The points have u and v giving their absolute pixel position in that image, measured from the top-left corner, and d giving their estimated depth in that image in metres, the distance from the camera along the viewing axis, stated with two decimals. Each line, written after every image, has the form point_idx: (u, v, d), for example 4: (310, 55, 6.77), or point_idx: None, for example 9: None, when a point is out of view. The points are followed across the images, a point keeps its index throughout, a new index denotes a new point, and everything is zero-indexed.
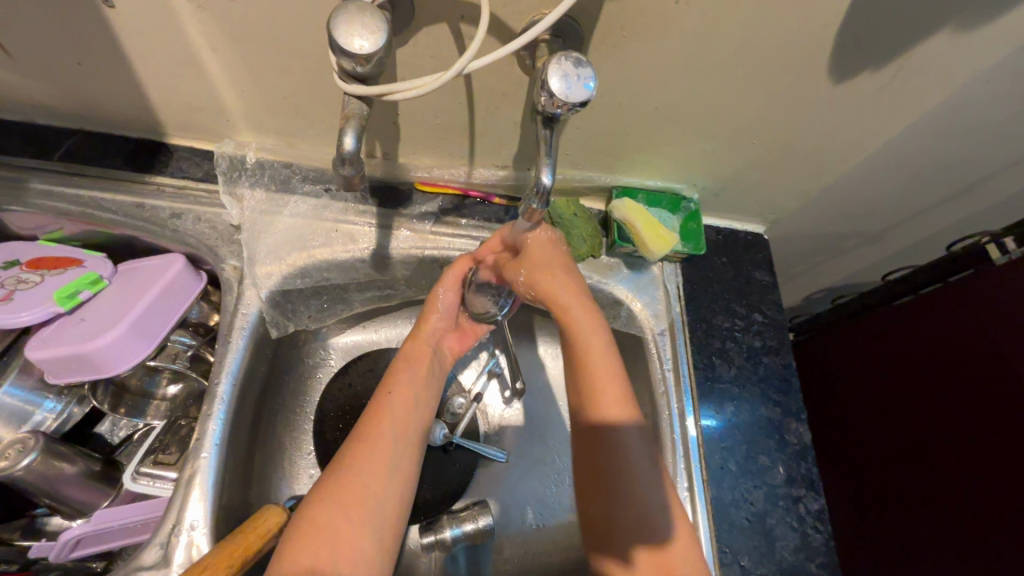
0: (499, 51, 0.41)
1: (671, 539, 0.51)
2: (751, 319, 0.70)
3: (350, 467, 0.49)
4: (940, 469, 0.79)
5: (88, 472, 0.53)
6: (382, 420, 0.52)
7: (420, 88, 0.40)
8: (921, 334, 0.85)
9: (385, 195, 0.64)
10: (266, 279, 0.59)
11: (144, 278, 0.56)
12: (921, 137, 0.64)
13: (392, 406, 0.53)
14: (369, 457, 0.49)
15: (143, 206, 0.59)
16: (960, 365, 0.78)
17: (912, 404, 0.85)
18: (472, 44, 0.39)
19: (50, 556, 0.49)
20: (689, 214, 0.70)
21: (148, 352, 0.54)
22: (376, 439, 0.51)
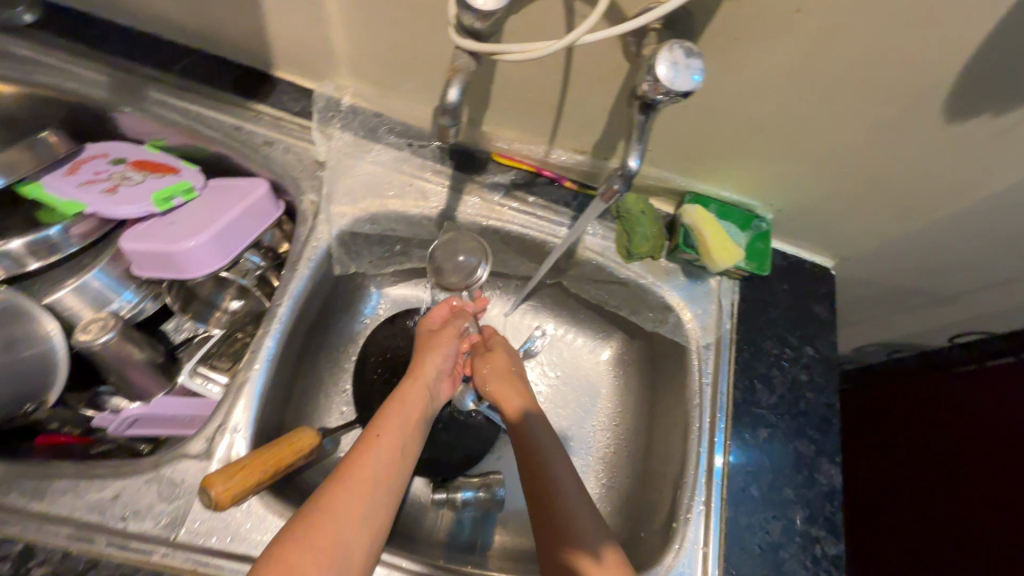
0: (612, 30, 0.41)
1: (602, 553, 0.51)
2: (802, 351, 0.68)
3: (327, 504, 0.44)
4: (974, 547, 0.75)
5: (152, 362, 0.57)
6: (366, 460, 0.48)
7: (535, 52, 0.39)
8: (978, 408, 0.81)
9: (462, 160, 0.66)
10: (339, 218, 0.62)
11: (231, 195, 0.60)
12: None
13: (376, 450, 0.49)
14: (348, 498, 0.45)
15: (241, 130, 0.63)
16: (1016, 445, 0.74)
17: (955, 476, 0.81)
18: (589, 18, 0.39)
19: (109, 430, 0.54)
20: (759, 233, 0.68)
21: (223, 264, 0.58)
22: (353, 484, 0.46)
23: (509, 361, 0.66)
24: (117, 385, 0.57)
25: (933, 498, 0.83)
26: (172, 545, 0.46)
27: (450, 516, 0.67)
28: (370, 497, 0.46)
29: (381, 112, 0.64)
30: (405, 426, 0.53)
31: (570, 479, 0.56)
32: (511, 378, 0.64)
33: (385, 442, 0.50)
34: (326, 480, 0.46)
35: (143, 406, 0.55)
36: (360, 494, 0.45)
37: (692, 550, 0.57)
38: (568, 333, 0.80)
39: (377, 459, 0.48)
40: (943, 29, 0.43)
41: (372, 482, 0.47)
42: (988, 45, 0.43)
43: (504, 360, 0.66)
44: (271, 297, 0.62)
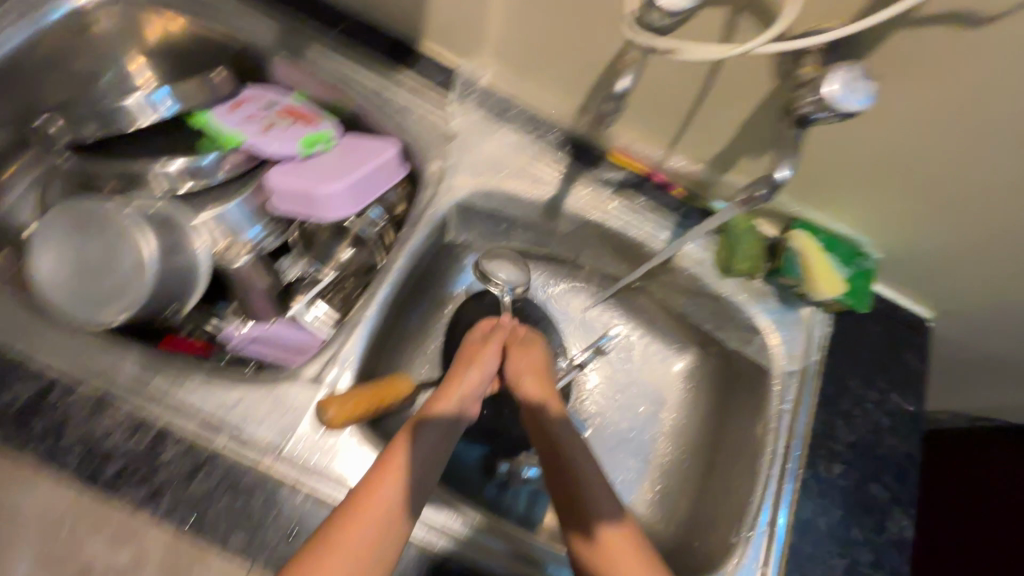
0: (796, 44, 0.42)
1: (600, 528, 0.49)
2: (887, 396, 0.67)
3: (334, 540, 0.41)
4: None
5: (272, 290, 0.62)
6: (378, 492, 0.44)
7: (711, 54, 0.41)
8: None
9: (579, 152, 0.68)
10: (459, 189, 0.66)
11: (366, 150, 0.64)
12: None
13: (378, 507, 0.43)
14: (356, 535, 0.42)
15: (384, 93, 0.67)
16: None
17: None
18: (772, 29, 0.41)
19: (230, 343, 0.60)
20: (862, 270, 0.66)
21: (349, 213, 0.62)
22: (349, 545, 0.41)
23: (537, 358, 0.61)
24: (241, 303, 0.62)
25: None
26: (280, 455, 0.49)
27: (508, 489, 0.69)
28: (381, 536, 0.42)
29: (512, 95, 0.68)
30: (428, 452, 0.48)
31: (589, 493, 0.51)
32: (534, 377, 0.60)
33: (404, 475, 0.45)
34: (337, 513, 0.43)
35: (263, 326, 0.61)
36: (371, 533, 0.42)
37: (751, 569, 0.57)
38: (644, 339, 0.81)
39: (392, 493, 0.44)
40: None
41: (383, 520, 0.43)
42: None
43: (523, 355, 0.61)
44: (385, 251, 0.67)
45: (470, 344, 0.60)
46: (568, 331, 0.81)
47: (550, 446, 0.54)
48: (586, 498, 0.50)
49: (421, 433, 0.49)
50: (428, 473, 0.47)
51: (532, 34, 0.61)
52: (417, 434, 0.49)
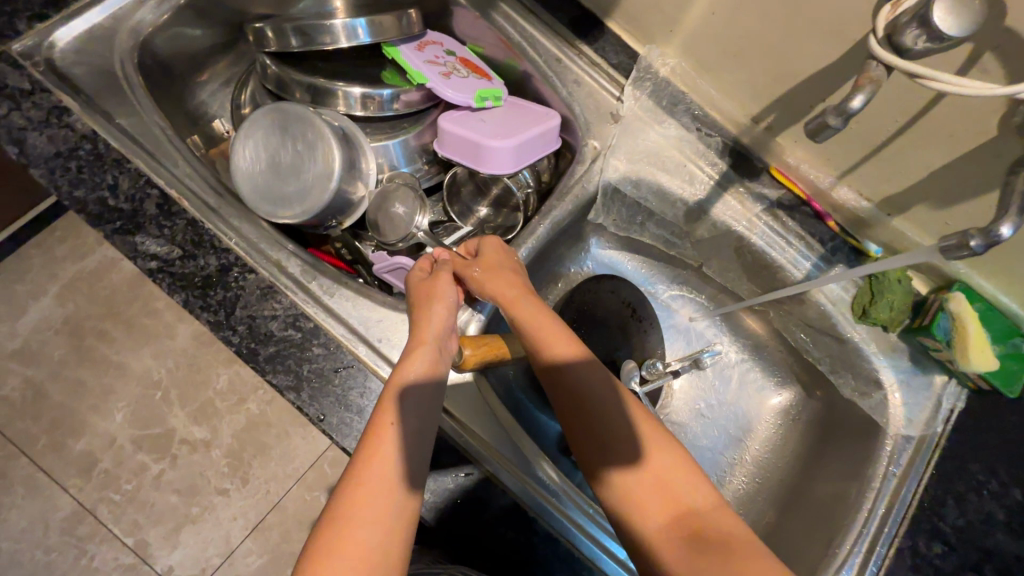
0: None
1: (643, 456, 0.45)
2: (1010, 491, 0.62)
3: (346, 513, 0.39)
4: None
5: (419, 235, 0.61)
6: (377, 458, 0.42)
7: (961, 87, 0.39)
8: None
9: (740, 161, 0.67)
10: (611, 171, 0.66)
11: (532, 115, 0.66)
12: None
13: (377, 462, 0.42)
14: (370, 502, 0.40)
15: (561, 62, 0.68)
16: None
17: None
18: None
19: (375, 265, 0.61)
20: (1014, 352, 0.62)
21: (508, 171, 0.64)
22: (363, 502, 0.40)
23: (500, 262, 0.56)
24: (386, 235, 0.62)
25: None
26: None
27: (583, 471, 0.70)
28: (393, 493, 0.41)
29: (686, 89, 0.66)
30: (415, 405, 0.45)
31: (593, 416, 0.47)
32: (502, 273, 0.55)
33: (395, 439, 0.43)
34: (343, 486, 0.41)
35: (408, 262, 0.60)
36: (377, 505, 0.40)
37: None
38: (745, 363, 0.79)
39: (393, 454, 0.42)
40: None
41: (388, 484, 0.41)
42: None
43: (493, 273, 0.54)
44: (527, 216, 0.68)
45: (423, 283, 0.53)
46: (669, 337, 0.80)
47: (552, 373, 0.49)
48: (595, 429, 0.47)
49: (402, 380, 0.46)
50: (421, 427, 0.45)
51: (733, 30, 0.59)
52: (400, 379, 0.46)
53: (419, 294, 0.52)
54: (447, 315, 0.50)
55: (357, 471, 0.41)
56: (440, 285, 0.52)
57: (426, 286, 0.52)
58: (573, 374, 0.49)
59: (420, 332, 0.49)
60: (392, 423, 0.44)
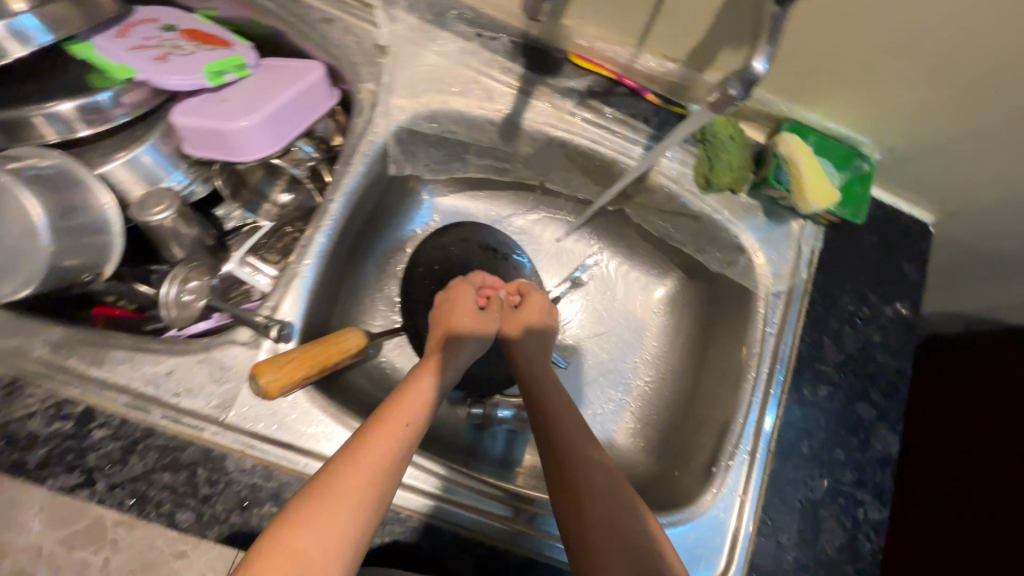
0: None
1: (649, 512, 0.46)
2: (880, 311, 0.62)
3: (336, 487, 0.39)
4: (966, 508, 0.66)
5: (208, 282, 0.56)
6: (374, 448, 0.42)
7: None
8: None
9: (535, 59, 0.59)
10: (398, 113, 0.57)
11: (286, 76, 0.56)
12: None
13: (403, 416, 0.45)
14: (383, 451, 0.42)
15: (299, 1, 0.57)
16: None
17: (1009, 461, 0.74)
18: None
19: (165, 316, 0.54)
20: (860, 175, 0.59)
21: (274, 151, 0.55)
22: (375, 448, 0.42)
23: (541, 315, 0.62)
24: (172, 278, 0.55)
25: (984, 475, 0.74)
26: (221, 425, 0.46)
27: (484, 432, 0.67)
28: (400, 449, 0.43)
29: None
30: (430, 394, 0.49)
31: (571, 433, 0.50)
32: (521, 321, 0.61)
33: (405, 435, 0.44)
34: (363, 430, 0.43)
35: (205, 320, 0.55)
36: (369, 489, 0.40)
37: (728, 497, 0.56)
38: (620, 265, 0.76)
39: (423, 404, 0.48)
40: None
41: (407, 437, 0.44)
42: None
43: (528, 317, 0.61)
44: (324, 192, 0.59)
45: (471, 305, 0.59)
46: (541, 264, 0.76)
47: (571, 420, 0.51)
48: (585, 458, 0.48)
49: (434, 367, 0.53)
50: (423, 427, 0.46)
51: None
52: (413, 386, 0.49)
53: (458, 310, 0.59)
54: (471, 344, 0.57)
55: (356, 454, 0.41)
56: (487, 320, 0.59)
57: (466, 309, 0.59)
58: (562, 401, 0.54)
59: (451, 350, 0.55)
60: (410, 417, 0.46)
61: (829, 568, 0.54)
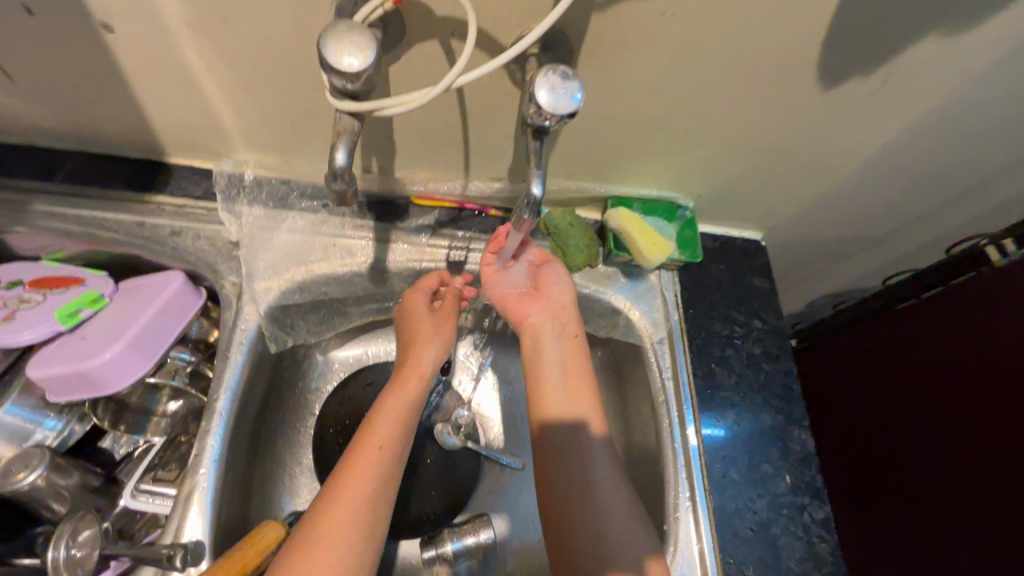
0: (485, 67, 0.41)
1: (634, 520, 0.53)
2: (751, 325, 0.70)
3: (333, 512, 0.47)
4: (953, 515, 0.72)
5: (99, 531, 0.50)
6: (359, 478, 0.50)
7: (410, 104, 0.39)
8: (918, 363, 0.79)
9: (382, 209, 0.65)
10: (265, 295, 0.60)
11: (145, 294, 0.57)
12: (927, 136, 0.62)
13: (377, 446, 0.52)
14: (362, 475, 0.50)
15: (144, 224, 0.60)
16: (972, 393, 0.71)
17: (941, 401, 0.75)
18: (460, 58, 0.39)
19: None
20: (685, 221, 0.70)
21: (147, 369, 0.55)
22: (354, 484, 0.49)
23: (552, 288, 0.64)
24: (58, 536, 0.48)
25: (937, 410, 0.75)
26: None
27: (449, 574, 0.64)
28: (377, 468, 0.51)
29: (287, 178, 0.63)
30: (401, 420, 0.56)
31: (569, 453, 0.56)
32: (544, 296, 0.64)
33: (383, 457, 0.52)
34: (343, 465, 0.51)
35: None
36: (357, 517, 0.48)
37: (688, 550, 0.56)
38: None
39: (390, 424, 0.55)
40: (789, 18, 0.44)
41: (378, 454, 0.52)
42: (848, 12, 0.44)
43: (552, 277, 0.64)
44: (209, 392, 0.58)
45: (427, 315, 0.62)
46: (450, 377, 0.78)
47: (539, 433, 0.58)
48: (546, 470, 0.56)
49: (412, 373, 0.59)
50: (403, 442, 0.55)
51: (267, 113, 0.55)
52: (383, 410, 0.56)
53: (420, 324, 0.61)
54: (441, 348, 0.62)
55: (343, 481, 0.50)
56: (444, 321, 0.62)
57: (427, 322, 0.61)
58: (561, 395, 0.58)
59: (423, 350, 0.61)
60: (388, 432, 0.54)
61: None
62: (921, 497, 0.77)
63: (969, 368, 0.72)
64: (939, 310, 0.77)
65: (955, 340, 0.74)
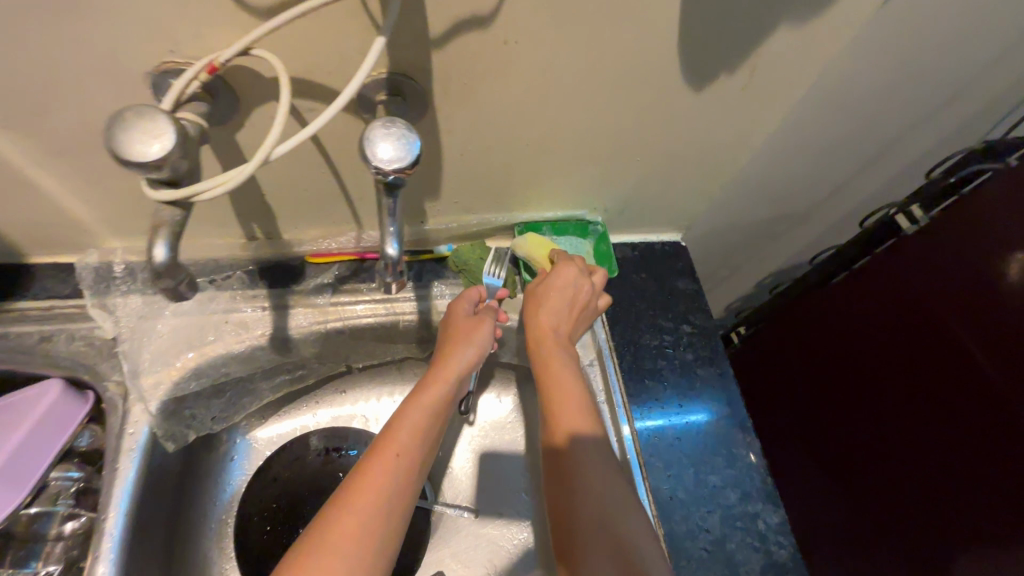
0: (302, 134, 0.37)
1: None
2: (680, 330, 0.68)
3: (332, 535, 0.40)
4: (908, 492, 0.74)
5: None
6: (365, 493, 0.43)
7: (225, 184, 0.35)
8: (864, 343, 0.80)
9: (276, 275, 0.61)
10: (154, 390, 0.55)
11: (13, 412, 0.51)
12: (812, 116, 0.61)
13: (391, 458, 0.45)
14: (371, 490, 0.43)
15: (5, 335, 0.54)
16: (937, 370, 0.70)
17: (909, 381, 0.73)
18: (272, 128, 0.35)
19: None
20: (599, 236, 0.68)
21: (23, 498, 0.50)
22: (358, 502, 0.42)
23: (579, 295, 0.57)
24: None
25: (908, 391, 0.74)
26: None
27: None
28: (388, 482, 0.44)
29: None
30: (420, 436, 0.48)
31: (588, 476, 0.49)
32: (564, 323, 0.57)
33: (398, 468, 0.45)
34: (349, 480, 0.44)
35: None
36: (361, 534, 0.40)
37: None
38: None
39: (409, 442, 0.47)
40: (636, 30, 0.43)
41: (388, 468, 0.45)
42: (692, 12, 0.42)
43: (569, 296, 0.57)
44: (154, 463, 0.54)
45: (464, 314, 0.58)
46: None
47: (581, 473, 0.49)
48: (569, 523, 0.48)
49: (434, 383, 0.52)
50: (418, 460, 0.47)
51: (120, 197, 0.51)
52: (404, 420, 0.49)
53: (454, 323, 0.57)
54: (478, 343, 0.56)
55: (344, 499, 0.42)
56: (481, 325, 0.57)
57: (458, 322, 0.57)
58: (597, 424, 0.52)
59: (455, 345, 0.55)
60: (401, 449, 0.46)
61: None
62: (907, 482, 0.74)
63: (907, 345, 0.74)
64: (878, 288, 0.78)
65: (899, 317, 0.75)
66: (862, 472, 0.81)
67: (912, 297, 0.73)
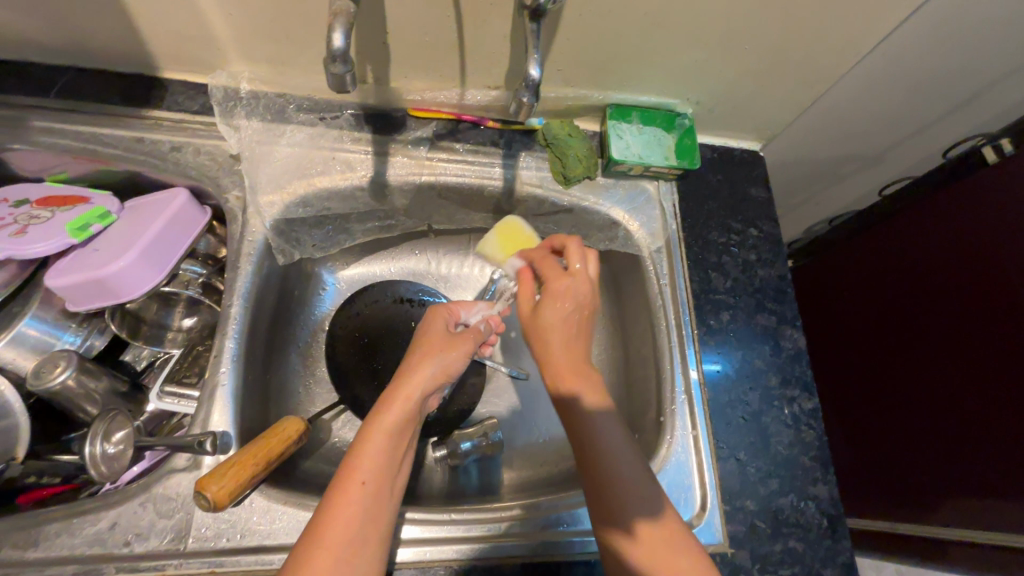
0: None
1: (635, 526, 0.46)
2: (747, 233, 0.71)
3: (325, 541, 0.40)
4: (957, 423, 0.79)
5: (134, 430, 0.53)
6: (345, 505, 0.42)
7: None
8: (924, 281, 0.84)
9: (379, 123, 0.65)
10: (269, 208, 0.61)
11: (151, 209, 0.58)
12: (927, 36, 0.60)
13: (367, 472, 0.44)
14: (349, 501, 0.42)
15: (143, 140, 0.60)
16: (989, 300, 0.74)
17: (967, 314, 0.77)
18: None
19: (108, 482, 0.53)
20: (685, 130, 0.69)
21: (160, 279, 0.57)
22: (343, 510, 0.42)
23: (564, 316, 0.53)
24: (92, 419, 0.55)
25: (959, 322, 0.79)
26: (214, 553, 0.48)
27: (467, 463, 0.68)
28: (367, 491, 0.43)
29: (281, 92, 0.63)
30: (394, 448, 0.46)
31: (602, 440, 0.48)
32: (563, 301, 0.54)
33: (370, 493, 0.43)
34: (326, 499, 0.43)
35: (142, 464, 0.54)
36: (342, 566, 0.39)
37: (683, 438, 0.60)
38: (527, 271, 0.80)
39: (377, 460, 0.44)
40: None
41: (360, 482, 0.43)
42: None
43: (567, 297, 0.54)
44: (286, 253, 0.63)
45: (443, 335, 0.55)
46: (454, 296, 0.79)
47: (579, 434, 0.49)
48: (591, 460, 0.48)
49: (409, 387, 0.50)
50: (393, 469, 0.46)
51: (258, 20, 0.54)
52: (374, 438, 0.45)
53: (432, 334, 0.56)
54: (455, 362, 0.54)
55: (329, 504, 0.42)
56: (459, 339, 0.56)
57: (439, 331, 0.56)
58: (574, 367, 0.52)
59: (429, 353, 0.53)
60: (369, 467, 0.44)
61: (788, 465, 0.60)
62: (937, 394, 0.82)
63: (967, 281, 0.77)
64: (948, 228, 0.81)
65: (964, 252, 0.78)
66: (925, 411, 0.84)
67: (983, 235, 0.76)
